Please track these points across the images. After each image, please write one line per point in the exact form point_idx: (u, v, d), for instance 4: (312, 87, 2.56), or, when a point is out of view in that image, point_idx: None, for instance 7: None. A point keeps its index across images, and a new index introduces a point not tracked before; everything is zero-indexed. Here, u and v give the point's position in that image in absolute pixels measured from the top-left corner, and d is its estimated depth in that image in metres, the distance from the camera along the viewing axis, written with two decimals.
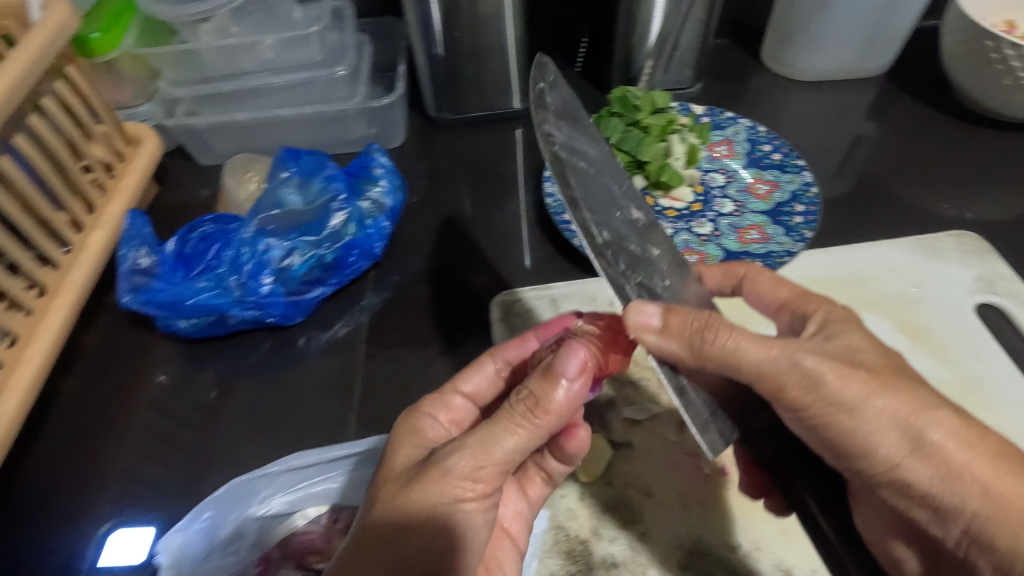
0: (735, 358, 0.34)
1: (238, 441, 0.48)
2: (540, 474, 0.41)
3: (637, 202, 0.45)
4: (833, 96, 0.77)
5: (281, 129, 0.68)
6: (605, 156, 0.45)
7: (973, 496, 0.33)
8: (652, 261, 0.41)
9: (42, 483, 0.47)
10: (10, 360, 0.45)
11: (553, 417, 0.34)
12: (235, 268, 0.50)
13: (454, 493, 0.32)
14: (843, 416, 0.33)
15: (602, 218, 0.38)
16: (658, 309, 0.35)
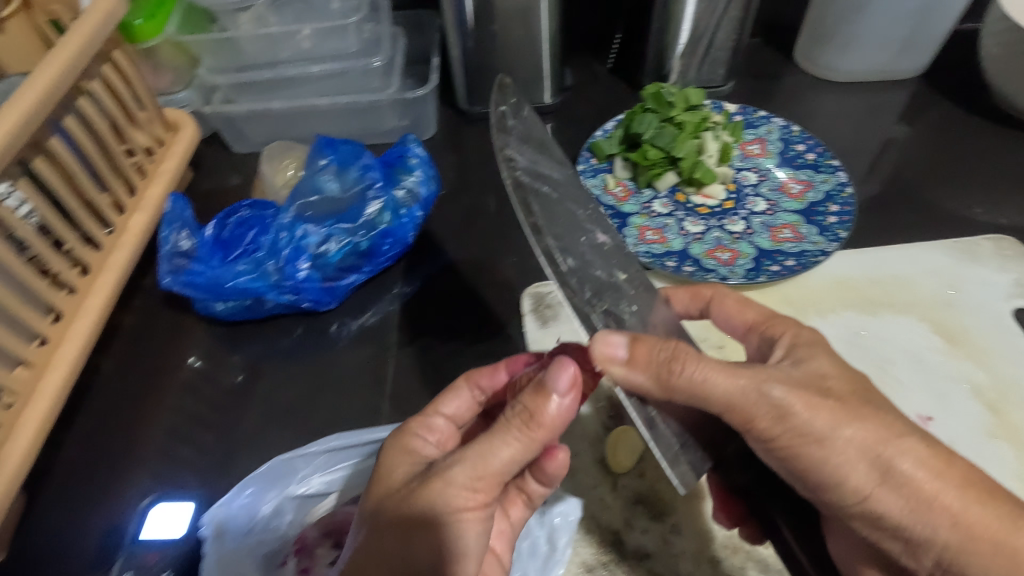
0: (704, 389, 0.33)
1: (272, 425, 0.49)
2: (520, 496, 0.39)
3: (603, 225, 0.44)
4: (867, 97, 0.76)
5: (316, 118, 0.69)
6: (569, 180, 0.45)
7: (943, 527, 0.33)
8: (619, 286, 0.41)
9: (82, 458, 0.48)
10: (56, 335, 0.46)
11: (547, 435, 0.34)
12: (273, 253, 0.51)
13: (455, 502, 0.33)
14: (812, 448, 0.33)
15: (566, 243, 0.38)
16: (624, 339, 0.34)
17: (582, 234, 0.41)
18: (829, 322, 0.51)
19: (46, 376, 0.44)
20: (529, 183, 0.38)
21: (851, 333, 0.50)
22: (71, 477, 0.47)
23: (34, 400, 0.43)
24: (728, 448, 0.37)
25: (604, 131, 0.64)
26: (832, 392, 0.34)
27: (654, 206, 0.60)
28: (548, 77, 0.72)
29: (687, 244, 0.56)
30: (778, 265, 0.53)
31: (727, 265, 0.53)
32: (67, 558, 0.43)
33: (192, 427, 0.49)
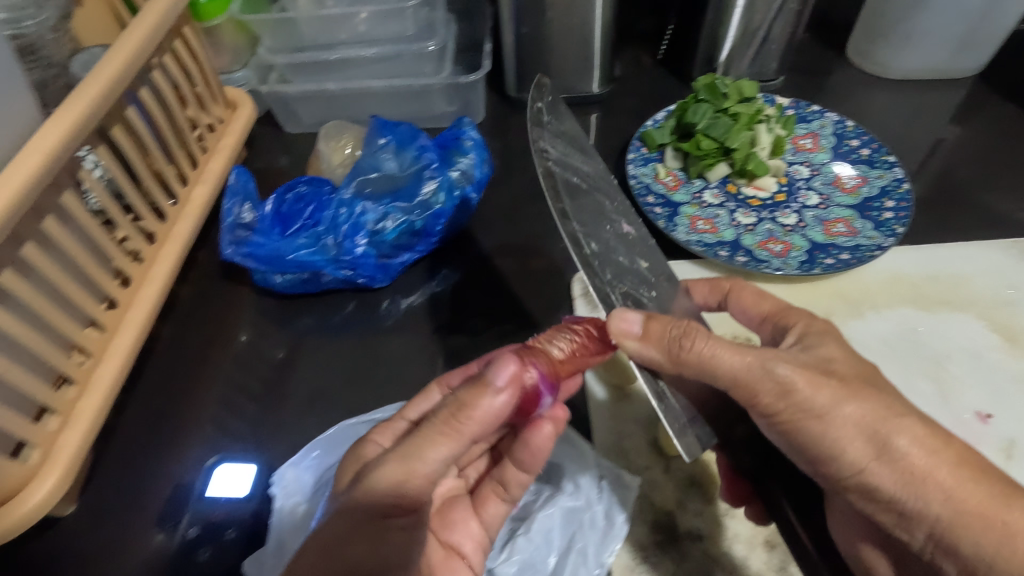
0: (713, 365, 0.34)
1: (319, 400, 0.50)
2: (496, 490, 0.41)
3: (628, 216, 0.45)
4: (919, 95, 0.75)
5: (368, 100, 0.70)
6: (600, 171, 0.46)
7: (935, 501, 0.33)
8: (640, 272, 0.43)
9: (144, 420, 0.50)
10: (125, 300, 0.48)
11: (481, 428, 0.33)
12: (333, 229, 0.52)
13: (377, 507, 0.32)
14: (812, 421, 0.34)
15: (592, 230, 0.39)
16: (639, 316, 0.36)
17: (608, 223, 0.42)
18: (884, 316, 0.51)
19: (118, 337, 0.46)
20: (561, 175, 0.39)
21: (904, 328, 0.50)
22: (135, 437, 0.49)
23: (104, 360, 0.45)
24: (736, 430, 0.38)
25: (655, 122, 0.64)
26: (836, 373, 0.35)
27: (705, 197, 0.60)
28: (598, 66, 0.72)
29: (739, 234, 0.56)
30: (832, 259, 0.52)
31: (781, 257, 0.53)
32: (137, 513, 0.45)
33: (243, 396, 0.51)
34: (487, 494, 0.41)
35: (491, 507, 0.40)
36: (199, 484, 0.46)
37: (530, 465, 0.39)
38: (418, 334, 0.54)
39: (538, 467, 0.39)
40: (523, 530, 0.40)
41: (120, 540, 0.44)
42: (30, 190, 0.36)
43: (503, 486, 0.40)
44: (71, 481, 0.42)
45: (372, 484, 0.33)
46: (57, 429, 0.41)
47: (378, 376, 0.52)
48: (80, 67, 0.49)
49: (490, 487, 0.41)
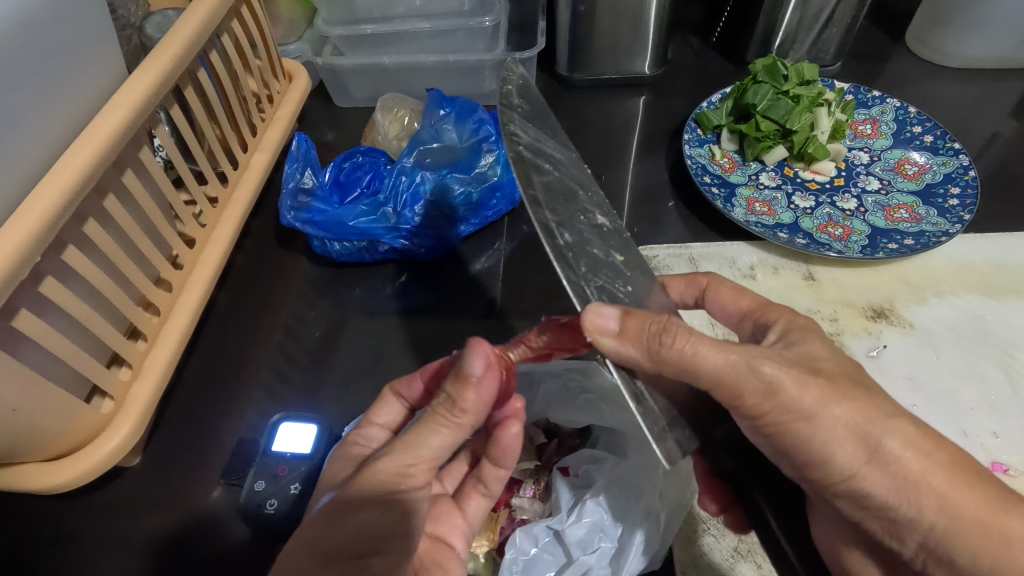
0: (694, 365, 0.30)
1: (363, 371, 0.51)
2: (478, 488, 0.42)
3: (602, 207, 0.39)
4: (979, 86, 0.73)
5: (422, 74, 0.70)
6: (574, 160, 0.40)
7: (929, 508, 0.31)
8: (614, 266, 0.36)
9: (205, 379, 0.50)
10: (189, 260, 0.48)
11: (473, 417, 0.35)
12: (392, 197, 0.54)
13: (388, 482, 0.34)
14: (800, 424, 0.31)
15: (564, 218, 0.33)
16: (616, 311, 0.31)
17: (582, 212, 0.36)
18: (948, 302, 0.53)
19: (183, 295, 0.46)
20: (533, 160, 0.33)
21: (967, 315, 0.52)
22: (197, 395, 0.50)
23: (171, 318, 0.45)
24: (716, 432, 0.35)
25: (710, 103, 0.64)
26: (822, 371, 0.32)
27: (762, 179, 0.60)
28: (652, 48, 0.70)
29: (798, 217, 0.56)
30: (895, 244, 0.52)
31: (841, 241, 0.53)
32: (205, 464, 0.46)
33: (293, 366, 0.51)
34: (467, 492, 0.42)
35: (472, 503, 0.41)
36: (264, 441, 0.45)
37: (506, 461, 0.41)
38: (467, 318, 0.53)
39: (514, 462, 0.41)
40: (591, 494, 0.40)
41: (186, 492, 0.45)
42: (116, 142, 0.36)
43: (483, 483, 0.42)
44: (141, 434, 0.43)
45: (376, 467, 0.34)
46: (129, 380, 0.42)
47: (420, 352, 0.52)
48: (154, 28, 0.50)
49: (469, 484, 0.42)
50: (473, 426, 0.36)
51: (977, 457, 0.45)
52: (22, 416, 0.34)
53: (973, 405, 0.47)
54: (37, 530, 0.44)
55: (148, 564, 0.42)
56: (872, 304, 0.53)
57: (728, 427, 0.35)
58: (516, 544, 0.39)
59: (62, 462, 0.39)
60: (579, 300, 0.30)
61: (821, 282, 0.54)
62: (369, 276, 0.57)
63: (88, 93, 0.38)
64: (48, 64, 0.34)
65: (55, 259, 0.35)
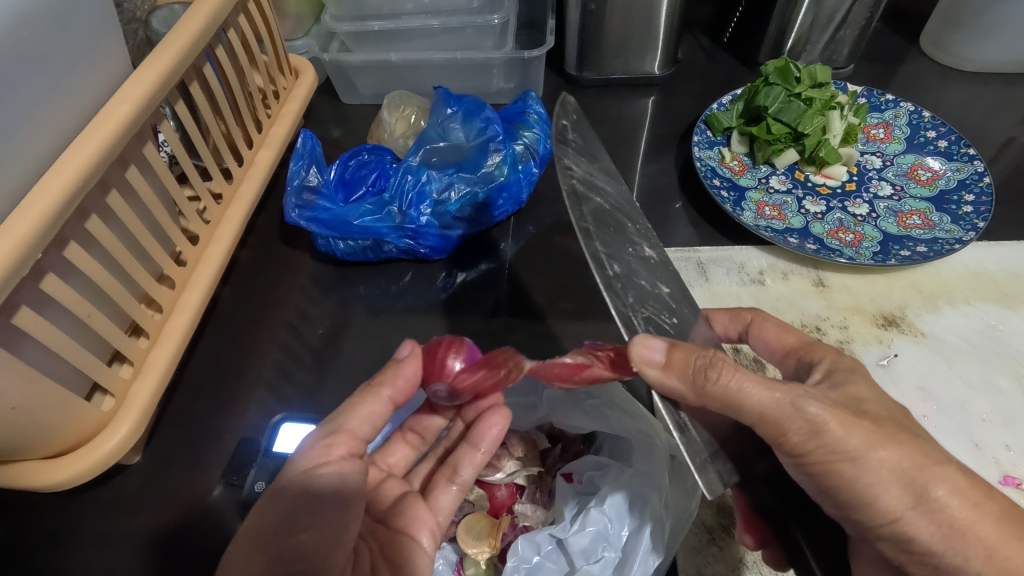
0: (739, 401, 0.30)
1: (366, 372, 0.50)
2: (445, 477, 0.39)
3: (650, 239, 0.38)
4: (992, 88, 0.72)
5: (428, 70, 0.69)
6: (620, 191, 0.39)
7: (976, 558, 0.29)
8: (660, 297, 0.35)
9: (210, 379, 0.50)
10: (193, 258, 0.47)
11: (393, 390, 0.36)
12: (398, 196, 0.54)
13: (318, 455, 0.33)
14: (845, 465, 0.30)
15: (614, 252, 0.32)
16: (662, 343, 0.30)
17: (629, 245, 0.35)
18: (962, 311, 0.52)
19: (186, 293, 0.46)
20: (586, 194, 0.33)
21: (981, 324, 0.51)
22: (200, 394, 0.49)
23: (174, 315, 0.45)
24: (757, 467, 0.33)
25: (720, 104, 0.63)
26: (869, 413, 0.31)
27: (772, 182, 0.59)
28: (663, 47, 0.69)
29: (808, 222, 0.55)
30: (908, 251, 0.52)
31: (852, 247, 0.53)
32: (207, 462, 0.46)
33: (295, 365, 0.51)
34: (436, 482, 0.39)
35: (441, 494, 0.39)
36: (265, 440, 0.45)
37: (484, 443, 0.40)
38: (473, 319, 0.53)
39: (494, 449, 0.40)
40: (596, 502, 0.39)
41: (184, 485, 0.45)
42: (120, 138, 0.36)
43: (453, 469, 0.39)
44: (143, 429, 0.43)
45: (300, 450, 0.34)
46: (130, 377, 0.41)
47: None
48: (159, 23, 0.50)
49: (439, 475, 0.40)
50: (399, 400, 0.37)
51: (988, 473, 0.44)
52: (22, 413, 0.34)
53: (986, 417, 0.47)
54: (38, 525, 0.43)
55: (149, 559, 0.42)
56: (884, 312, 0.52)
57: (770, 461, 0.34)
58: (519, 551, 0.39)
59: (61, 459, 0.39)
60: (626, 331, 0.29)
61: (832, 288, 0.53)
62: (378, 279, 0.56)
63: (92, 89, 0.37)
64: (53, 57, 0.34)
65: (57, 255, 0.35)
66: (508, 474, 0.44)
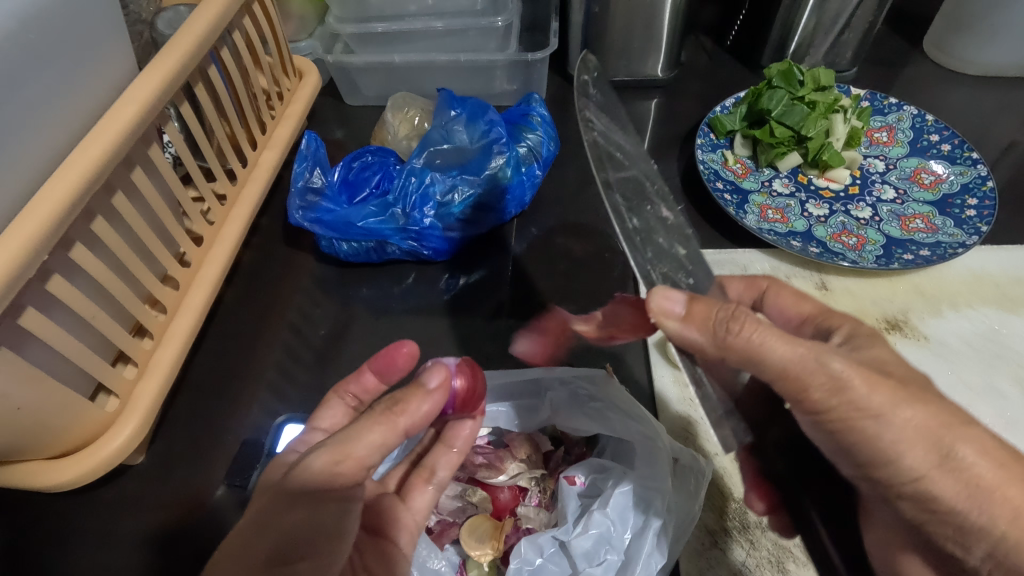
0: (760, 356, 0.30)
1: None
2: (421, 477, 0.40)
3: (667, 201, 0.38)
4: (994, 92, 0.72)
5: (432, 72, 0.69)
6: (640, 151, 0.39)
7: (1002, 518, 0.29)
8: (678, 256, 0.35)
9: (214, 378, 0.50)
10: (197, 259, 0.47)
11: (408, 422, 0.34)
12: (402, 199, 0.54)
13: (320, 482, 0.30)
14: (867, 421, 0.30)
15: (634, 206, 0.32)
16: (681, 295, 0.31)
17: (648, 204, 0.35)
18: (964, 315, 0.52)
19: (190, 294, 0.46)
20: (607, 148, 0.33)
21: (983, 328, 0.51)
22: (204, 393, 0.49)
23: (178, 316, 0.45)
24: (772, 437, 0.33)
25: (724, 107, 0.63)
26: (894, 373, 0.31)
27: (775, 185, 0.59)
28: (666, 49, 0.70)
29: (811, 225, 0.55)
30: (911, 255, 0.52)
31: (855, 251, 0.53)
32: (211, 461, 0.46)
33: (298, 364, 0.51)
34: (411, 483, 0.40)
35: (416, 494, 0.39)
36: (270, 440, 0.45)
37: (457, 441, 0.41)
38: (476, 320, 0.53)
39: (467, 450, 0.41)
40: (599, 505, 0.40)
41: (188, 486, 0.45)
42: (125, 139, 0.36)
43: (429, 470, 0.40)
44: (147, 431, 0.43)
45: (307, 460, 0.31)
46: (134, 378, 0.42)
47: (430, 354, 0.51)
48: (164, 24, 0.50)
49: (414, 475, 0.40)
50: (411, 433, 0.34)
51: None
52: (25, 414, 0.34)
53: (989, 421, 0.47)
54: (42, 526, 0.43)
55: (151, 560, 0.42)
56: (886, 316, 0.52)
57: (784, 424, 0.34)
58: (521, 553, 0.40)
59: (66, 460, 0.39)
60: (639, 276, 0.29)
61: (834, 292, 0.53)
62: (381, 280, 0.56)
63: (99, 91, 0.38)
64: (60, 59, 0.34)
65: (62, 256, 0.35)
66: (511, 476, 0.44)
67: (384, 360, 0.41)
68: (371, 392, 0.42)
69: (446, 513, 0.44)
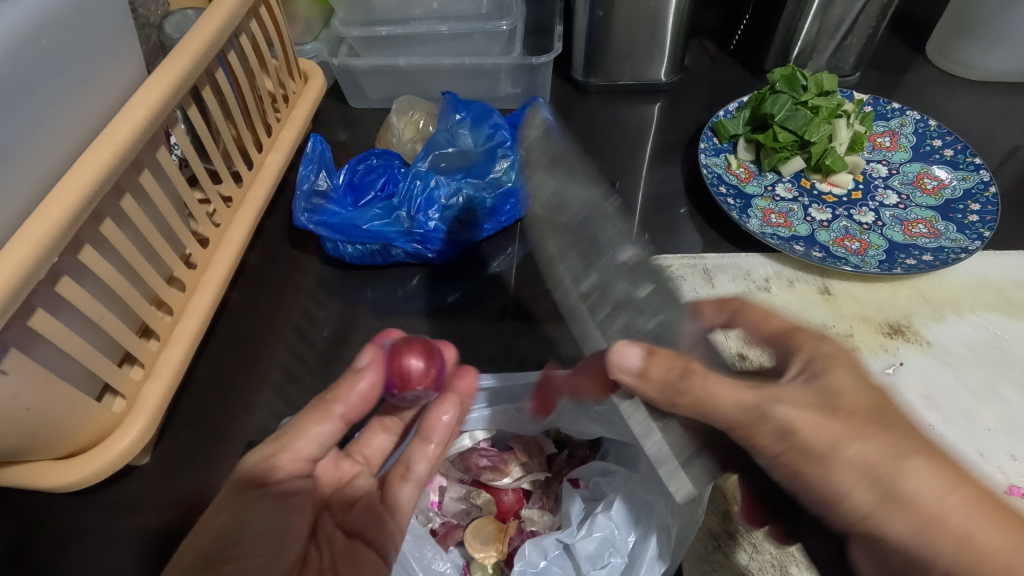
0: (707, 407, 0.31)
1: None
2: (399, 476, 0.39)
3: (620, 246, 0.45)
4: (996, 97, 0.73)
5: (436, 75, 0.70)
6: (586, 214, 0.47)
7: (949, 552, 0.29)
8: (647, 293, 0.42)
9: (219, 378, 0.50)
10: (203, 260, 0.48)
11: (344, 408, 0.36)
12: (407, 202, 0.54)
13: (257, 477, 0.33)
14: (817, 461, 0.31)
15: (587, 268, 0.42)
16: (640, 350, 0.32)
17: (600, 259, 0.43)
18: (967, 320, 0.52)
19: (196, 295, 0.46)
20: None
21: (986, 333, 0.52)
22: (209, 394, 0.50)
23: (184, 318, 0.45)
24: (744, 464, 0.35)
25: (727, 112, 0.63)
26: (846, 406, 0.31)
27: (778, 190, 0.59)
28: (669, 53, 0.70)
29: (814, 230, 0.56)
30: (914, 259, 0.52)
31: (858, 255, 0.53)
32: (216, 462, 0.46)
33: (302, 366, 0.51)
34: (390, 481, 0.39)
35: (399, 492, 0.38)
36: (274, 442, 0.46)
37: (434, 435, 0.38)
38: (479, 323, 0.53)
39: (447, 441, 0.39)
40: (603, 509, 0.40)
41: (192, 487, 0.45)
42: (134, 142, 0.36)
43: (405, 467, 0.39)
44: (153, 432, 0.43)
45: (244, 458, 0.35)
46: (141, 379, 0.42)
47: None
48: (172, 28, 0.50)
49: (394, 471, 0.39)
50: (353, 417, 0.36)
51: (994, 482, 0.44)
52: (34, 415, 0.34)
53: (992, 426, 0.47)
54: (45, 527, 0.44)
55: (156, 559, 0.42)
56: (889, 321, 0.52)
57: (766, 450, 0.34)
58: (526, 556, 0.40)
59: (71, 460, 0.39)
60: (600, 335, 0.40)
61: (837, 296, 0.54)
62: (385, 283, 0.56)
63: (109, 95, 0.38)
64: (72, 63, 0.34)
65: (72, 258, 0.35)
66: (514, 480, 0.44)
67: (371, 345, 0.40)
68: None
69: (451, 516, 0.44)
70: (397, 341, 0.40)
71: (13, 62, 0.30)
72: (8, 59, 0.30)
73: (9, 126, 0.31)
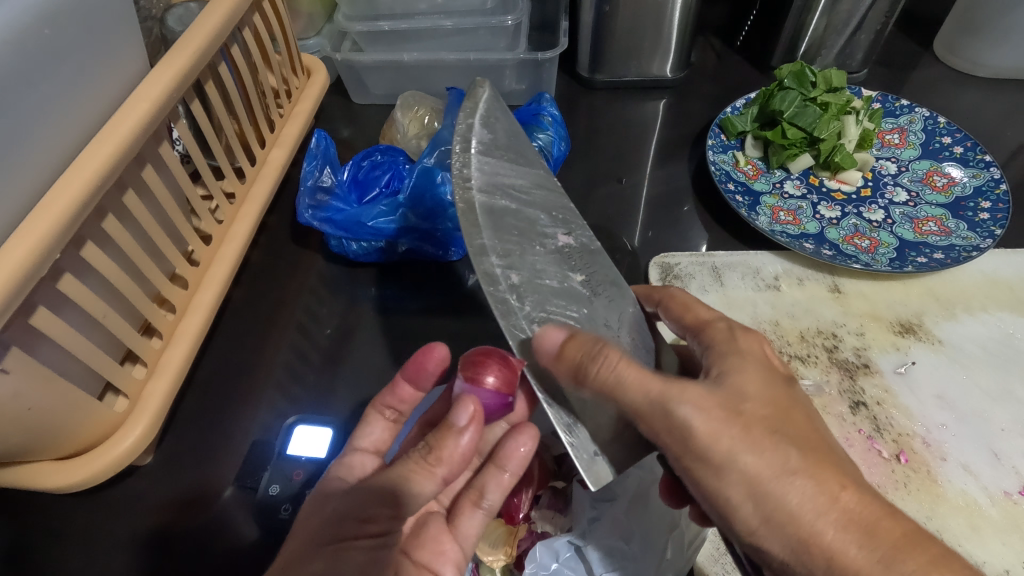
0: (616, 390, 0.32)
1: (377, 374, 0.50)
2: (469, 506, 0.39)
3: (567, 225, 0.40)
4: (1005, 94, 0.72)
5: (440, 71, 0.69)
6: (542, 181, 0.40)
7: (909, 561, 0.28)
8: (573, 289, 0.37)
9: (221, 376, 0.50)
10: (206, 258, 0.47)
11: (445, 468, 0.36)
12: (414, 198, 0.53)
13: (341, 531, 0.34)
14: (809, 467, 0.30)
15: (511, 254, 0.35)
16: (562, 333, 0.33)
17: (537, 242, 0.37)
18: (979, 320, 0.52)
19: (198, 292, 0.45)
20: (487, 204, 0.35)
21: (998, 333, 0.51)
22: (213, 393, 0.49)
23: (187, 315, 0.44)
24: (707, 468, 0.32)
25: (735, 108, 0.62)
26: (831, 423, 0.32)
27: (786, 187, 0.59)
28: (676, 49, 0.69)
29: (823, 228, 0.55)
30: (925, 257, 0.51)
31: (869, 253, 0.52)
32: (219, 463, 0.45)
33: (305, 365, 0.51)
34: (461, 507, 0.39)
35: (466, 520, 0.39)
36: (279, 443, 0.45)
37: (510, 464, 0.39)
38: (485, 322, 0.53)
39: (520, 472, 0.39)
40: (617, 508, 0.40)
41: (197, 489, 0.44)
42: (137, 137, 0.35)
43: (478, 494, 0.39)
44: (157, 433, 0.42)
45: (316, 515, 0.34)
46: (144, 377, 0.41)
47: None
48: (175, 20, 0.50)
49: (464, 500, 0.40)
50: (451, 477, 0.37)
51: (1006, 481, 0.44)
52: (36, 415, 0.34)
53: (1005, 426, 0.46)
54: (46, 523, 0.43)
55: (160, 559, 0.42)
56: (900, 320, 0.52)
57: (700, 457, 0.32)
58: (537, 558, 0.39)
59: (75, 460, 0.39)
60: (510, 341, 0.33)
61: (847, 295, 0.53)
62: (390, 281, 0.56)
63: (111, 88, 0.37)
64: (74, 55, 0.34)
65: (74, 255, 0.34)
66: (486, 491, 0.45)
67: (414, 368, 0.42)
68: (406, 400, 0.43)
69: None
70: (464, 376, 0.38)
71: (15, 54, 0.29)
72: (11, 54, 0.29)
73: (12, 119, 0.30)
